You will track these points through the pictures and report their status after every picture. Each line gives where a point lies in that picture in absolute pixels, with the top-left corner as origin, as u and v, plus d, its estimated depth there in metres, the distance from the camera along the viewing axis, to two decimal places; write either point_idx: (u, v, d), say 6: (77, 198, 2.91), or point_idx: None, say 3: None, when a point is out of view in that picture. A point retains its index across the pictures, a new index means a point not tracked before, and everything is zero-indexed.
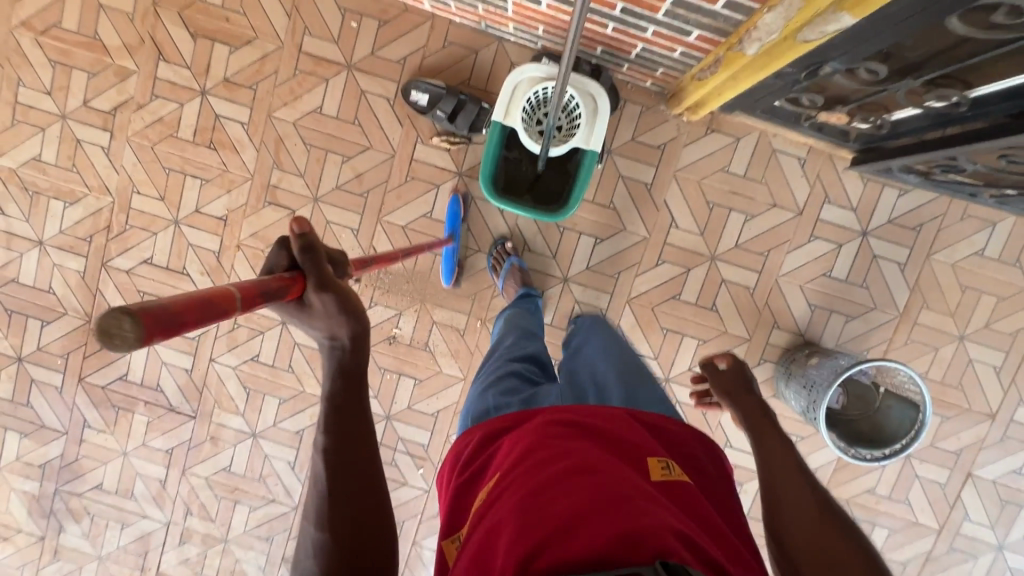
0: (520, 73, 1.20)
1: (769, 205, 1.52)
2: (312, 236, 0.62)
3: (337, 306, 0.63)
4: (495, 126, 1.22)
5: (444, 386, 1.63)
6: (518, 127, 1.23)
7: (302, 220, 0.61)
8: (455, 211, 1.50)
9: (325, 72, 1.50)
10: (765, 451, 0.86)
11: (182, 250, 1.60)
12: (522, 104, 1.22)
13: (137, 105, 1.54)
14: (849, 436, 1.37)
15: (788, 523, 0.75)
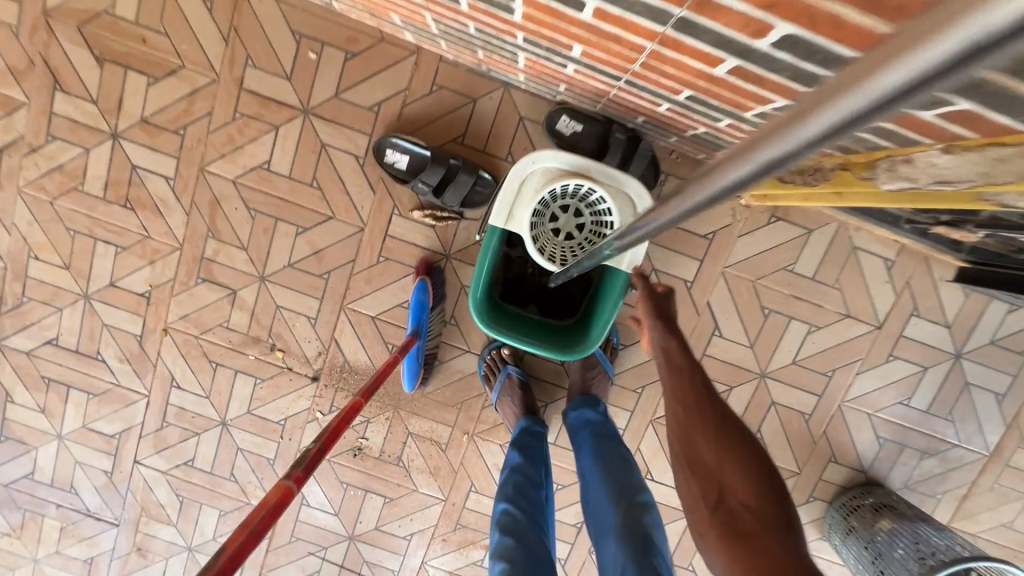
0: (531, 161, 0.88)
1: (840, 314, 1.19)
2: None
3: None
4: (493, 230, 0.91)
5: (420, 507, 1.33)
6: (524, 234, 0.90)
7: None
8: (421, 302, 1.13)
9: (274, 117, 1.14)
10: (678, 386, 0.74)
11: (94, 331, 1.27)
12: (531, 203, 0.90)
13: (29, 147, 1.18)
14: None
15: (688, 458, 0.70)
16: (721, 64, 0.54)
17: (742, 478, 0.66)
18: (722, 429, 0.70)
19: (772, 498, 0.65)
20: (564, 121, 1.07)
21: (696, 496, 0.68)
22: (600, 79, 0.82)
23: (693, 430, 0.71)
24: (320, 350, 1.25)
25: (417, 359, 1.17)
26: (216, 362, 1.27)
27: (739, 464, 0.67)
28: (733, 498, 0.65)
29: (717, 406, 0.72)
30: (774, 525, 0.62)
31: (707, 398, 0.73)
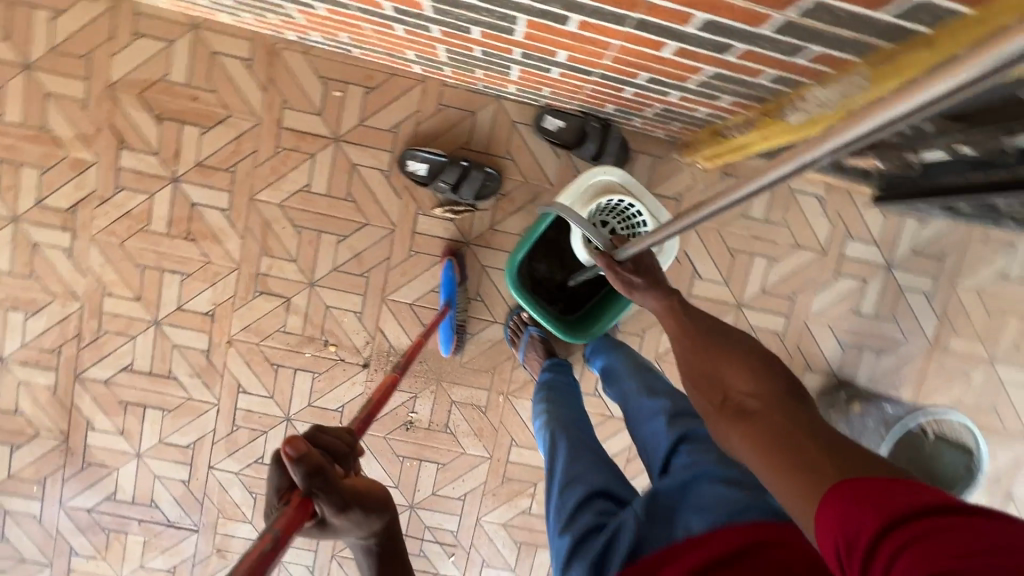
0: (602, 171, 1.17)
1: (791, 246, 1.47)
2: (312, 456, 0.52)
3: (365, 511, 0.55)
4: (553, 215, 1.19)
5: (470, 467, 1.52)
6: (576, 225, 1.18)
7: (297, 441, 0.52)
8: (451, 278, 1.36)
9: (310, 147, 1.38)
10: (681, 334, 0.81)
11: (166, 353, 1.44)
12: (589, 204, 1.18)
13: (100, 199, 1.38)
14: None
15: (700, 374, 0.72)
16: (667, 46, 0.81)
17: (744, 370, 0.67)
18: (722, 347, 0.74)
19: (772, 380, 0.64)
20: (549, 120, 1.34)
21: (710, 407, 0.68)
22: (577, 78, 1.09)
23: (695, 359, 0.75)
24: (368, 340, 1.46)
25: (451, 326, 1.40)
26: (277, 364, 1.46)
27: (738, 364, 0.68)
28: (733, 392, 0.66)
29: (716, 335, 0.77)
30: (771, 399, 0.61)
31: (705, 336, 0.78)
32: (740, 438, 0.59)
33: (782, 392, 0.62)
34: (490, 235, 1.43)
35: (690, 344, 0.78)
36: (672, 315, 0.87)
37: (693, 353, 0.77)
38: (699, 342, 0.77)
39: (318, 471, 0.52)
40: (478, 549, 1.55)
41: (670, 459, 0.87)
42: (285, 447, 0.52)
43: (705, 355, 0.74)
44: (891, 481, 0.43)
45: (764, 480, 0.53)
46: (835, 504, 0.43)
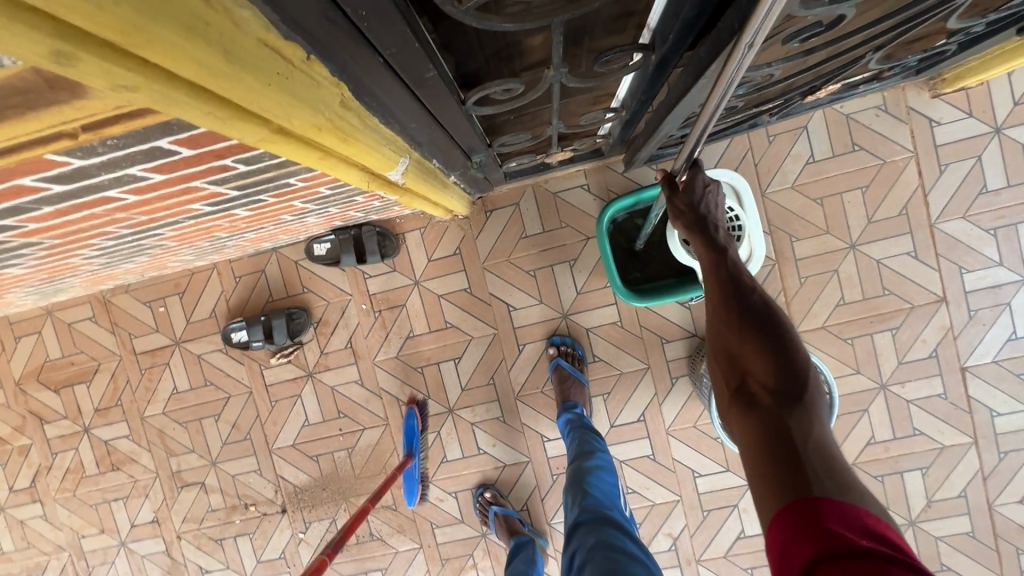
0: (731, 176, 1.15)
1: (583, 240, 1.47)
2: None
3: None
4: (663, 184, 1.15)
5: (409, 562, 1.60)
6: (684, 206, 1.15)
7: None
8: (414, 429, 1.51)
9: (163, 358, 1.63)
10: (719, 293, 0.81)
11: (140, 565, 1.70)
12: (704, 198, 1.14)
13: (47, 467, 1.71)
14: None
15: (721, 352, 0.75)
16: (237, 212, 0.95)
17: (767, 365, 0.68)
18: (755, 328, 0.73)
19: (797, 385, 0.65)
20: (318, 246, 1.51)
21: (725, 382, 0.73)
22: (270, 228, 1.24)
23: (724, 322, 0.77)
24: (276, 489, 1.63)
25: (414, 476, 1.53)
26: (221, 539, 1.67)
27: (770, 357, 0.69)
28: (755, 382, 0.68)
29: (755, 311, 0.76)
30: (785, 399, 0.64)
31: (751, 315, 0.75)
32: (738, 427, 0.66)
33: (801, 399, 0.63)
34: (325, 358, 1.58)
35: (722, 313, 0.78)
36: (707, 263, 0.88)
37: (719, 324, 0.77)
38: (730, 312, 0.77)
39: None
40: None
41: (571, 549, 0.96)
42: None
43: (727, 327, 0.76)
44: (847, 503, 0.51)
45: (747, 465, 0.61)
46: (792, 517, 0.52)
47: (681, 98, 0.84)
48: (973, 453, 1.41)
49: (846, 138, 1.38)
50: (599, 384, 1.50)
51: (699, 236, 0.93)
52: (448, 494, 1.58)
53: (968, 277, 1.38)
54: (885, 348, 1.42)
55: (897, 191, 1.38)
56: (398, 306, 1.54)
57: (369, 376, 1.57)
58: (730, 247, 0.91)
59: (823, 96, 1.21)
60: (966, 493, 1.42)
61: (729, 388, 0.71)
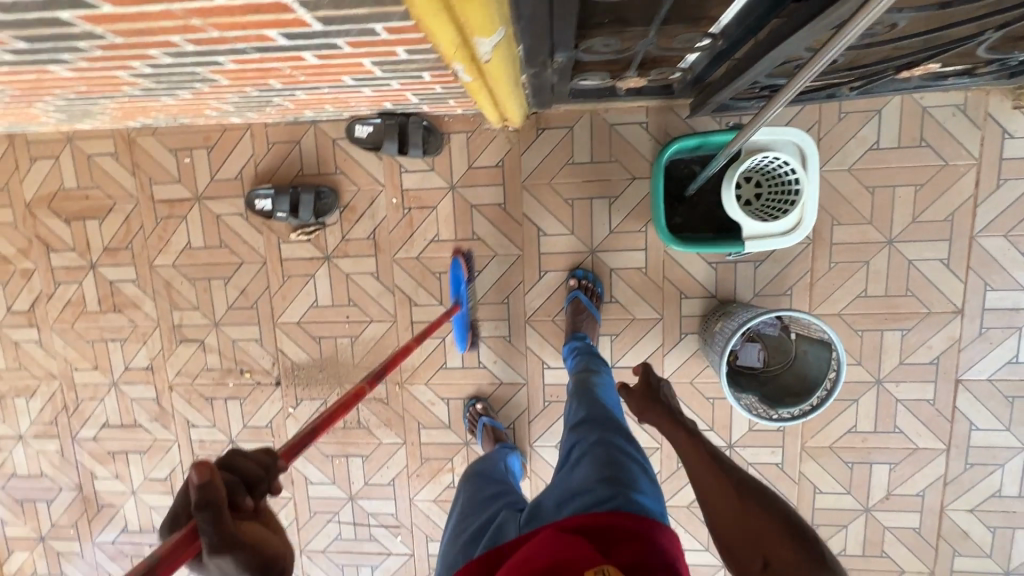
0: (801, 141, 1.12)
1: (628, 179, 1.45)
2: None
3: None
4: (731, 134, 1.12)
5: (390, 454, 1.67)
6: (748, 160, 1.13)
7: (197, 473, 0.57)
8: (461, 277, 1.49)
9: (181, 211, 1.60)
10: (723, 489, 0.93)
11: (128, 407, 1.74)
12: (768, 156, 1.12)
13: (48, 296, 1.70)
14: (775, 391, 1.26)
15: (742, 538, 0.85)
16: (304, 55, 0.90)
17: (786, 540, 0.81)
18: (764, 507, 0.87)
19: (816, 555, 0.78)
20: (360, 128, 1.45)
21: (749, 563, 0.82)
22: (323, 93, 1.19)
23: (738, 516, 0.88)
24: (274, 361, 1.66)
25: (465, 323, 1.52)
26: (211, 398, 1.71)
27: (783, 531, 0.82)
28: (780, 558, 0.79)
29: (763, 494, 0.90)
30: (815, 566, 0.76)
31: (755, 497, 0.89)
32: None
33: (828, 569, 0.76)
34: (345, 244, 1.56)
35: (735, 505, 0.90)
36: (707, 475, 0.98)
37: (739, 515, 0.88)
38: (744, 500, 0.89)
39: (212, 503, 0.57)
40: (418, 526, 1.70)
41: (570, 442, 1.06)
42: (193, 471, 0.57)
43: (745, 513, 0.87)
44: None
45: None
46: None
47: (788, 35, 0.81)
48: (941, 460, 1.49)
49: (916, 131, 1.35)
50: (609, 324, 1.52)
51: (684, 432, 1.09)
52: (440, 399, 1.62)
53: (990, 295, 1.40)
54: (891, 346, 1.45)
55: (949, 196, 1.37)
56: (428, 207, 1.52)
57: (385, 271, 1.57)
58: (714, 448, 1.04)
59: (913, 77, 1.17)
60: (924, 494, 1.51)
61: (757, 571, 0.81)
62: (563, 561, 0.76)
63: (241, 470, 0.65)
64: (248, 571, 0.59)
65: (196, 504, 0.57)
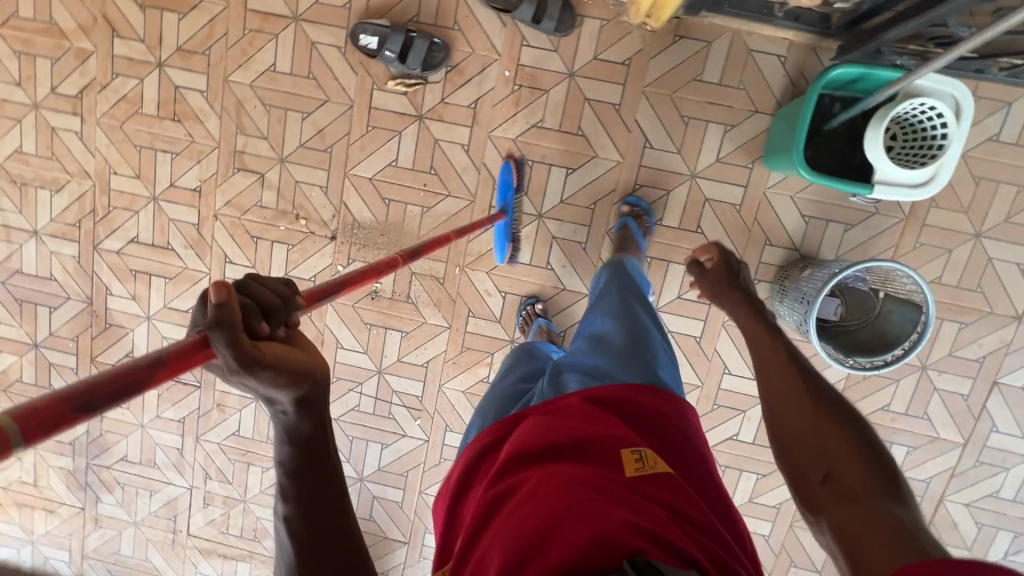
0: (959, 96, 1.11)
1: (749, 111, 1.41)
2: None
3: None
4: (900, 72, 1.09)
5: (432, 336, 1.62)
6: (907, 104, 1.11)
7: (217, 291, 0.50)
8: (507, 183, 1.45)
9: (273, 27, 1.48)
10: (798, 394, 0.85)
11: (164, 227, 1.63)
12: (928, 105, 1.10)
13: (101, 85, 1.55)
14: (848, 344, 1.29)
15: (808, 445, 0.79)
16: None
17: (858, 459, 0.74)
18: (844, 424, 0.78)
19: (887, 479, 0.71)
20: None
21: (808, 474, 0.76)
22: None
23: (812, 422, 0.81)
24: (334, 214, 1.57)
25: (506, 231, 1.50)
26: (257, 238, 1.61)
27: (858, 452, 0.74)
28: (845, 474, 0.73)
29: (843, 410, 0.81)
30: (887, 493, 0.69)
31: (838, 412, 0.80)
32: (837, 518, 0.69)
33: (898, 496, 0.69)
34: (442, 107, 1.48)
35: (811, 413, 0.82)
36: (782, 378, 0.89)
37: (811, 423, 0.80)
38: (820, 410, 0.81)
39: (227, 324, 0.50)
40: (440, 414, 1.67)
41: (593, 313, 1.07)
42: (211, 290, 0.51)
43: (821, 423, 0.80)
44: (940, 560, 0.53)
45: (849, 549, 0.65)
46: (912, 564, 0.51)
47: None
48: (956, 453, 1.56)
49: None
50: (688, 254, 1.51)
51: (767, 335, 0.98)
52: (498, 291, 1.58)
53: None
54: (945, 336, 1.50)
55: None
56: (540, 90, 1.45)
57: (477, 146, 1.49)
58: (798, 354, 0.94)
59: None
60: (931, 481, 1.59)
61: (816, 483, 0.75)
62: (595, 436, 0.76)
63: (258, 296, 0.56)
64: (278, 388, 0.55)
65: (211, 321, 0.50)
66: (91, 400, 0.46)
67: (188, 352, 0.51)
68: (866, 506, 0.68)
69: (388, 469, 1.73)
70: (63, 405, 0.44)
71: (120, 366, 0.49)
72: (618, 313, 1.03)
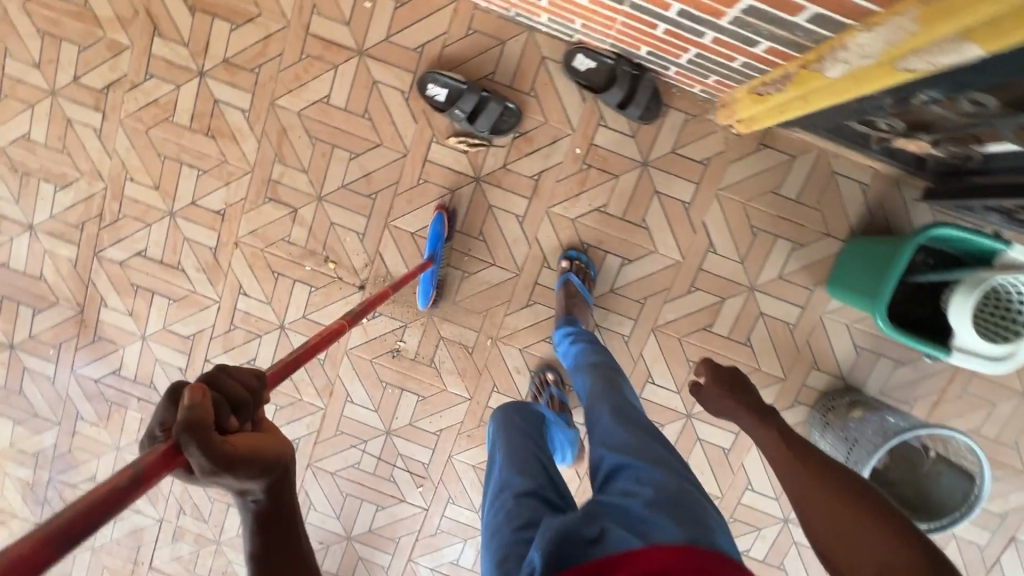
0: None
1: (821, 233, 1.35)
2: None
3: None
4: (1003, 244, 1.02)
5: (449, 405, 1.53)
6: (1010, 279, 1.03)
7: (191, 391, 0.45)
8: (438, 232, 1.32)
9: (334, 57, 1.36)
10: (817, 497, 0.69)
11: (177, 246, 1.49)
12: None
13: (130, 84, 1.41)
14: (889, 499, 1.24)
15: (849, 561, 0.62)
16: None
17: (922, 563, 0.57)
18: (888, 519, 0.62)
19: None
20: (580, 60, 1.27)
21: None
22: (609, 7, 1.00)
23: (834, 530, 0.65)
24: (367, 263, 1.46)
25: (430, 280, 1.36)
26: (277, 273, 1.49)
27: (910, 549, 0.58)
28: None
29: (881, 502, 0.65)
30: None
31: (872, 503, 0.65)
32: None
33: None
34: (502, 174, 1.38)
35: (831, 518, 0.66)
36: (793, 487, 0.73)
37: (841, 524, 0.64)
38: (857, 505, 0.65)
39: (200, 427, 0.44)
40: (444, 485, 1.58)
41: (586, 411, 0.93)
42: (184, 393, 0.45)
43: (862, 522, 0.63)
44: None
45: None
46: None
47: None
48: None
49: None
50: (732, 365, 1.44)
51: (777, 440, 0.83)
52: (528, 370, 1.49)
53: None
54: None
55: None
56: (610, 174, 1.36)
57: (532, 219, 1.40)
58: (808, 447, 0.79)
59: None
60: None
61: None
62: None
63: (231, 392, 0.49)
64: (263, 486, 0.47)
65: (181, 428, 0.44)
66: (74, 534, 0.39)
67: (160, 462, 0.44)
68: None
69: (379, 532, 1.62)
70: (48, 543, 0.37)
71: (90, 492, 0.41)
72: (603, 421, 0.84)
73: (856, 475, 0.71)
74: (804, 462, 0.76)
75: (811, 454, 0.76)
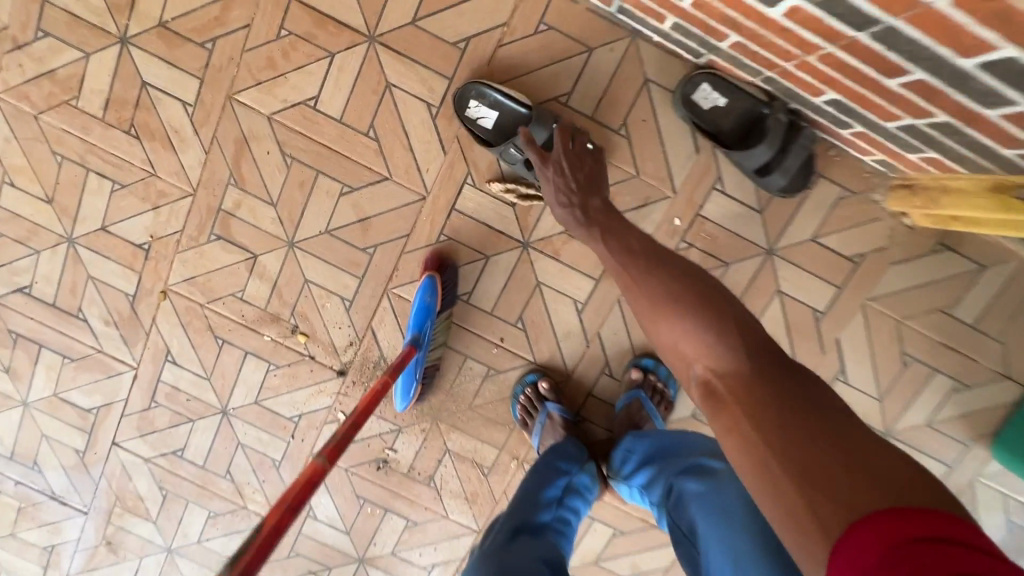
0: None
1: (996, 373, 0.97)
2: None
3: None
4: None
5: (450, 537, 1.11)
6: None
7: None
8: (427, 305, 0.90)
9: (329, 40, 0.90)
10: (650, 291, 0.59)
11: (76, 285, 1.03)
12: None
13: (13, 43, 0.93)
14: None
15: (671, 348, 0.55)
16: None
17: (749, 343, 0.51)
18: (705, 306, 0.55)
19: (765, 356, 0.50)
20: (703, 91, 0.85)
21: (712, 408, 0.50)
22: (820, 30, 0.58)
23: (676, 301, 0.56)
24: (353, 341, 1.02)
25: (415, 376, 0.93)
26: (222, 339, 1.04)
27: (731, 331, 0.52)
28: (700, 369, 0.52)
29: (707, 286, 0.58)
30: (782, 368, 0.49)
31: (679, 295, 0.57)
32: (738, 453, 0.46)
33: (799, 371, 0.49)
34: (562, 241, 0.95)
35: (672, 296, 0.57)
36: (623, 278, 0.63)
37: (672, 295, 0.57)
38: (675, 296, 0.57)
39: None
40: None
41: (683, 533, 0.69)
42: None
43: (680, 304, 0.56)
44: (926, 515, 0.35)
45: (761, 492, 0.44)
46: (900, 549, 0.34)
47: None
48: None
49: None
50: None
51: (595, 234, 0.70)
52: None
53: None
54: None
55: None
56: (717, 260, 0.94)
57: (596, 308, 0.98)
58: (635, 229, 0.70)
59: None
60: None
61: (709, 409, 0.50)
62: None
63: None
64: None
65: None
66: None
67: None
68: (770, 396, 0.46)
69: None
70: None
71: None
72: None
73: (683, 262, 0.62)
74: (628, 260, 0.64)
75: (618, 246, 0.67)
